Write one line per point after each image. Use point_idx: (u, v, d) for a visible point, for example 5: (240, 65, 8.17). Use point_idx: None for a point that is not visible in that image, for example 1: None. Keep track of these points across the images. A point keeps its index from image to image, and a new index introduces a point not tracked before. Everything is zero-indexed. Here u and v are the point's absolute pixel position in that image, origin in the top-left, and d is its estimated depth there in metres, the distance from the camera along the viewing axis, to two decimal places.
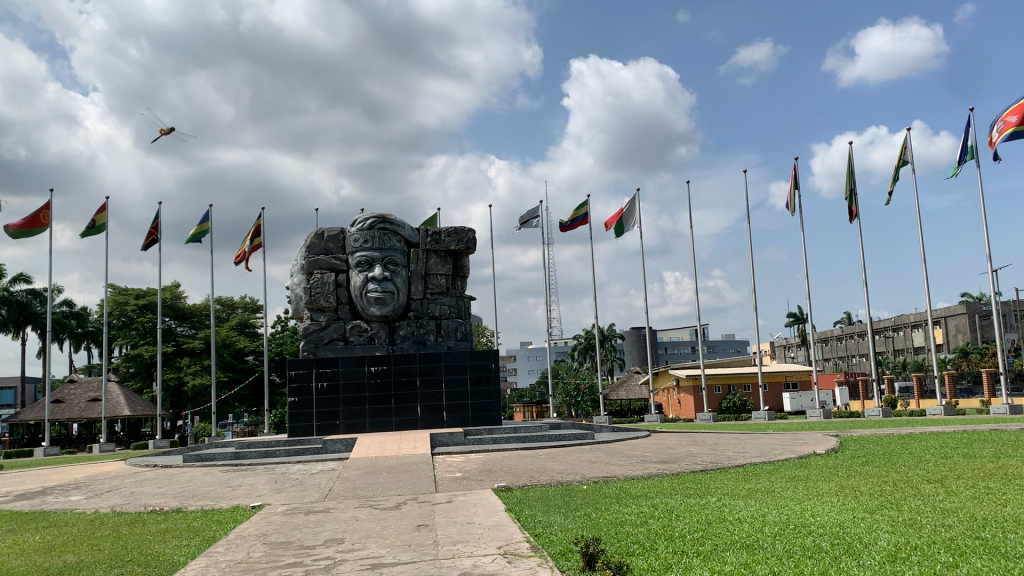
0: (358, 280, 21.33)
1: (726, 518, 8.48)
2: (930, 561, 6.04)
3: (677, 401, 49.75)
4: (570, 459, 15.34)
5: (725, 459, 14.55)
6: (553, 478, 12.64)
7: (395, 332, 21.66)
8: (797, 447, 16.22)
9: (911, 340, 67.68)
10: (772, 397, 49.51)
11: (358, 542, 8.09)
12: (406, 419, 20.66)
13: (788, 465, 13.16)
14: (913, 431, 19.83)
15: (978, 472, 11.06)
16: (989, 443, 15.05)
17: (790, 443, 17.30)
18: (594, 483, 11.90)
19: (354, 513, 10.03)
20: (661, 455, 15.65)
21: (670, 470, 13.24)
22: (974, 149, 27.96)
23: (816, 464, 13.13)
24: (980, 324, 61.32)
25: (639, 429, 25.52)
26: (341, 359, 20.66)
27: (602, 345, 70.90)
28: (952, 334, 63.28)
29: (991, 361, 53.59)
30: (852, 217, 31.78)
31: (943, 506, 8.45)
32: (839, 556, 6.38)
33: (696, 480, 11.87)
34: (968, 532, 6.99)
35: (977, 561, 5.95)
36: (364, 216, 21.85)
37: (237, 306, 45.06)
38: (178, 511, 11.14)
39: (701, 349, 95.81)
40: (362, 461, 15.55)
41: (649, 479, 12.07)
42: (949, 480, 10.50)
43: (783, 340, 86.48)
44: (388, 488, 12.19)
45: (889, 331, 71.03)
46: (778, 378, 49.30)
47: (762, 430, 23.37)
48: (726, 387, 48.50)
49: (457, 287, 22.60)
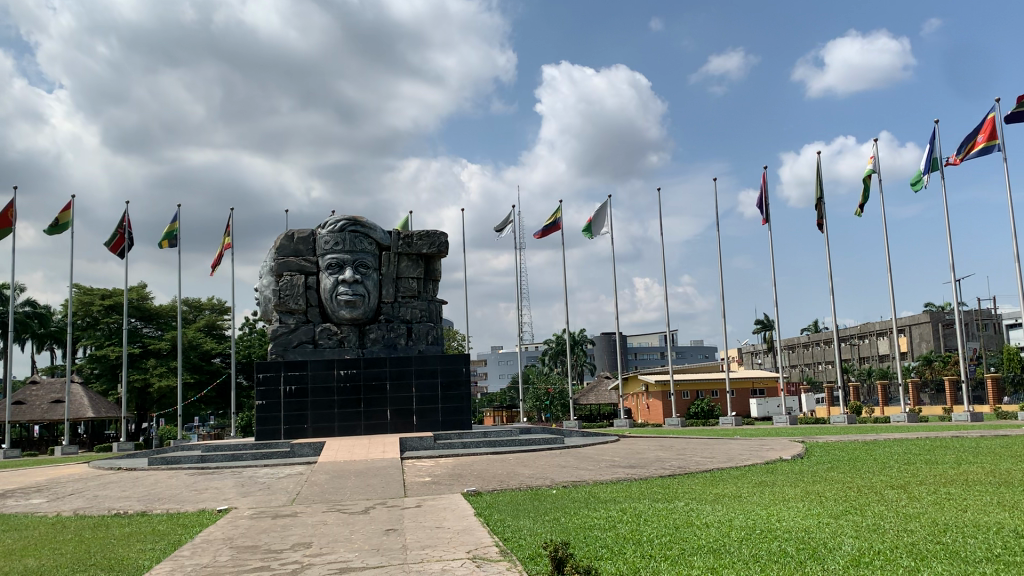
0: (328, 283, 21.23)
1: (693, 523, 8.54)
2: (891, 566, 6.13)
3: (645, 406, 50.06)
4: (539, 463, 15.38)
5: (693, 465, 14.66)
6: (523, 483, 12.64)
7: (365, 335, 21.57)
8: (763, 453, 16.42)
9: (876, 348, 68.70)
10: (739, 403, 49.96)
11: (326, 546, 8.06)
12: (375, 424, 20.57)
13: (754, 470, 13.31)
14: (877, 438, 20.07)
15: (940, 478, 11.28)
16: (951, 450, 15.31)
17: (756, 449, 17.47)
18: (563, 488, 11.95)
19: (322, 517, 9.96)
20: (629, 459, 15.74)
21: (639, 475, 13.31)
22: (939, 159, 28.48)
23: (782, 469, 13.31)
24: (943, 333, 62.36)
25: (607, 433, 25.63)
26: (310, 363, 20.52)
27: (572, 350, 71.15)
28: (917, 342, 64.24)
29: (954, 369, 54.54)
30: (822, 227, 32.21)
31: (905, 512, 8.60)
32: (803, 561, 6.46)
33: (664, 484, 11.95)
34: (930, 537, 7.12)
35: (938, 565, 6.06)
36: (335, 219, 21.74)
37: (204, 308, 44.57)
38: (143, 515, 11.00)
39: (670, 355, 96.51)
40: (330, 465, 15.45)
41: (618, 484, 12.12)
42: (911, 485, 10.69)
43: (750, 347, 87.37)
44: (356, 492, 12.12)
45: (854, 339, 72.01)
46: (746, 384, 49.79)
47: (729, 435, 23.59)
48: (695, 392, 48.85)
49: (428, 290, 22.54)
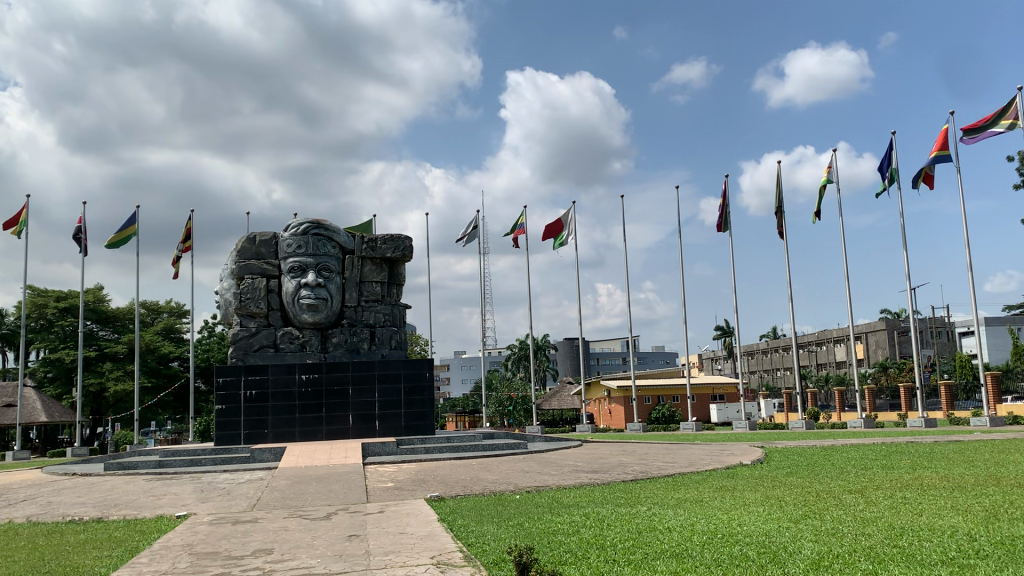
0: (290, 286, 21.05)
1: (655, 527, 8.61)
2: (850, 569, 6.23)
3: (608, 411, 50.34)
4: (502, 468, 15.38)
5: (655, 469, 14.77)
6: (487, 488, 12.62)
7: (328, 339, 21.40)
8: (722, 458, 16.60)
9: (833, 355, 69.82)
10: (699, 408, 50.47)
11: (287, 552, 7.97)
12: (336, 429, 20.41)
13: (715, 475, 13.46)
14: (833, 443, 20.40)
15: (895, 483, 11.50)
16: (906, 455, 15.61)
17: (717, 454, 17.64)
18: (527, 493, 11.95)
19: (283, 523, 9.86)
20: (592, 464, 15.81)
21: (602, 480, 13.37)
22: (896, 170, 29.05)
23: (742, 474, 13.46)
24: (899, 340, 63.59)
25: (570, 438, 25.68)
26: (271, 367, 20.31)
27: (536, 355, 71.30)
28: (873, 349, 65.42)
29: (908, 376, 55.66)
30: (782, 234, 32.71)
31: (862, 516, 8.75)
32: (765, 565, 6.54)
33: (627, 489, 12.01)
34: (887, 541, 7.24)
35: (894, 569, 6.17)
36: (298, 221, 21.57)
37: (162, 311, 43.85)
38: (99, 521, 10.78)
39: (633, 360, 97.14)
40: (290, 470, 15.29)
41: (581, 489, 12.16)
42: (868, 490, 10.88)
43: (711, 353, 88.28)
44: (318, 497, 12.01)
45: (812, 346, 73.12)
46: (706, 390, 50.34)
47: (691, 441, 23.80)
48: (657, 397, 49.25)
49: (392, 295, 22.46)
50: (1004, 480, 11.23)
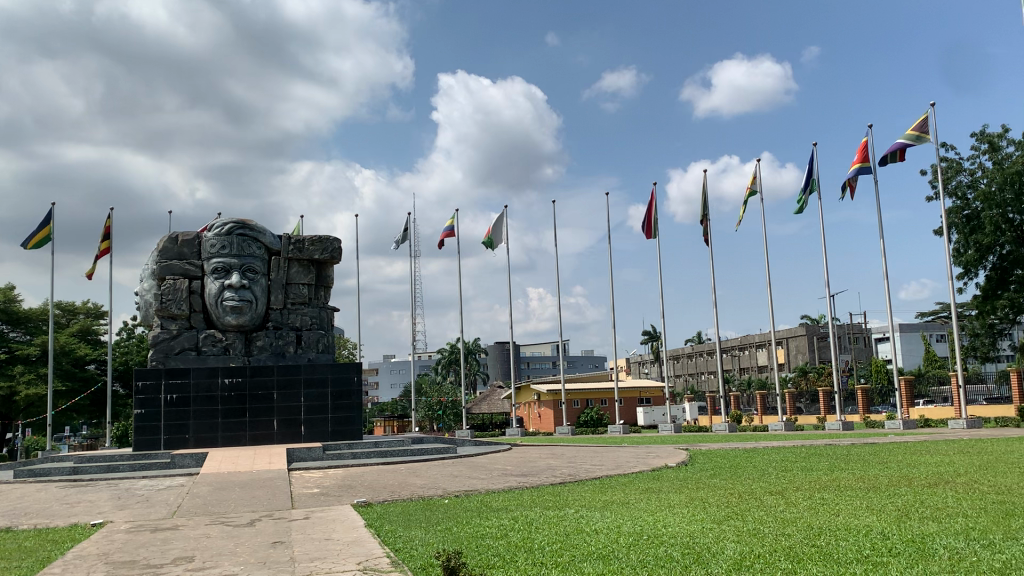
0: (213, 288, 20.56)
1: (583, 530, 8.67)
2: (771, 569, 6.39)
3: (537, 415, 50.57)
4: (431, 473, 15.30)
5: (582, 472, 14.90)
6: (415, 493, 12.54)
7: (252, 343, 20.97)
8: (649, 460, 16.86)
9: (756, 359, 71.57)
10: (627, 412, 51.11)
11: (209, 560, 7.77)
12: (260, 434, 20.01)
13: (641, 477, 13.65)
14: (755, 446, 20.90)
15: (814, 484, 11.85)
16: (823, 457, 16.10)
17: (643, 456, 17.89)
18: (455, 498, 11.91)
19: (205, 530, 9.61)
20: (521, 468, 15.86)
21: (530, 483, 13.41)
22: (817, 181, 29.96)
23: (667, 476, 13.68)
24: (817, 345, 65.58)
25: (499, 442, 25.71)
26: (193, 370, 19.78)
27: (465, 359, 71.17)
28: (793, 354, 67.31)
29: (826, 380, 57.46)
30: (708, 241, 33.42)
31: (782, 516, 8.99)
32: (689, 565, 6.66)
33: (554, 492, 12.08)
34: (806, 541, 7.44)
35: (813, 568, 6.35)
36: (222, 221, 21.09)
37: (78, 312, 42.33)
38: (8, 531, 10.32)
39: (562, 364, 97.86)
40: (212, 476, 14.92)
41: (509, 492, 12.18)
42: (788, 491, 11.19)
43: (638, 357, 89.53)
44: (241, 504, 11.74)
45: (735, 350, 74.80)
46: (633, 394, 51.02)
47: (618, 444, 24.09)
48: (585, 401, 49.68)
49: (320, 297, 22.14)
50: (915, 481, 11.66)
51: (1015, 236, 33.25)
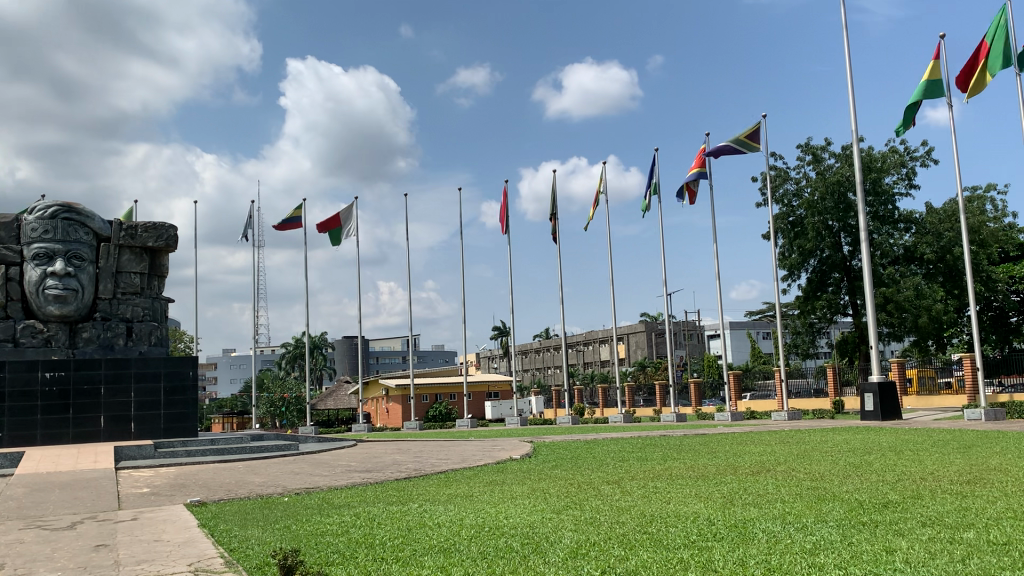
0: (33, 275, 19.09)
1: (425, 524, 8.69)
2: (604, 555, 6.64)
3: (384, 410, 50.17)
4: (271, 470, 14.86)
5: (427, 467, 14.91)
6: (253, 491, 12.14)
7: (77, 334, 19.64)
8: (493, 453, 17.08)
9: (599, 354, 73.94)
10: (474, 406, 51.55)
11: (21, 567, 7.21)
12: (85, 432, 18.78)
13: (485, 470, 13.80)
14: (596, 437, 21.59)
15: (648, 474, 12.39)
16: (659, 447, 16.84)
17: (488, 450, 18.09)
18: (296, 495, 11.62)
19: (19, 535, 8.92)
20: (365, 463, 15.68)
21: (374, 479, 13.28)
22: (659, 184, 31.27)
23: (511, 469, 13.90)
24: (656, 341, 68.57)
25: (345, 438, 25.30)
26: (8, 363, 18.29)
27: (311, 354, 69.59)
28: (633, 349, 70.07)
29: (663, 374, 60.20)
30: (556, 238, 34.24)
31: (617, 505, 9.35)
32: (526, 555, 6.81)
33: (398, 487, 12.01)
34: (638, 528, 7.77)
35: (644, 553, 6.64)
36: (45, 203, 19.61)
37: None
38: None
39: (410, 359, 97.49)
40: (29, 478, 13.88)
41: (352, 489, 12.01)
42: (624, 481, 11.65)
43: (486, 352, 90.45)
44: (61, 506, 10.97)
45: (580, 345, 77.01)
46: (481, 388, 51.51)
47: (465, 438, 24.29)
48: (433, 396, 49.69)
49: (153, 287, 21.01)
50: (741, 469, 12.43)
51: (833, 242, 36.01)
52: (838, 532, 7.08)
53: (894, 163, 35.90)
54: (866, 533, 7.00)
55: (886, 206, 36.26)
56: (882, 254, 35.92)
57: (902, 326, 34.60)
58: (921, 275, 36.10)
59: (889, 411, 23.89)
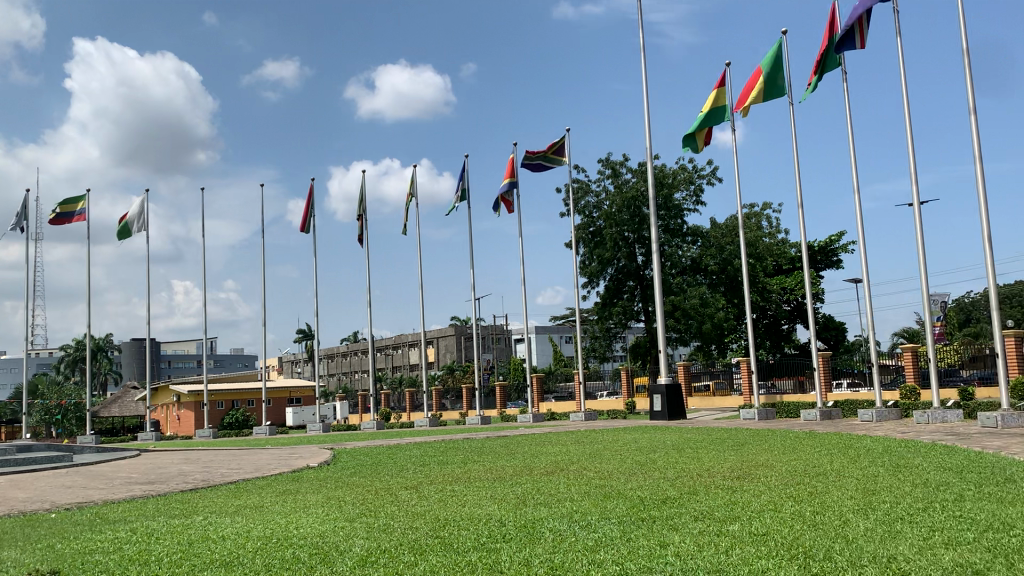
0: None
1: (209, 537, 8.25)
2: (394, 561, 6.58)
3: (176, 418, 47.36)
4: (39, 485, 13.61)
5: (217, 477, 14.19)
6: (15, 509, 11.04)
7: None
8: (290, 461, 16.54)
9: (407, 358, 73.77)
10: (275, 412, 49.82)
11: None
12: None
13: (279, 479, 13.34)
14: (398, 443, 21.47)
15: (446, 477, 12.46)
16: (459, 451, 17.00)
17: (285, 458, 17.50)
18: (64, 511, 10.68)
19: None
20: (148, 475, 14.70)
21: (157, 491, 12.48)
22: (466, 190, 31.65)
23: (307, 477, 13.52)
24: (464, 345, 69.42)
25: (128, 449, 23.64)
26: None
27: (95, 357, 64.58)
28: (442, 353, 70.54)
29: (470, 378, 61.02)
30: (361, 240, 33.87)
31: (412, 510, 9.32)
32: (314, 565, 6.63)
33: (183, 500, 11.34)
34: (431, 532, 7.77)
35: (434, 558, 6.64)
36: None
37: None
38: None
39: (208, 364, 92.86)
40: None
41: (131, 503, 11.20)
42: (421, 486, 11.65)
43: (291, 356, 87.82)
44: None
45: (388, 349, 76.51)
46: (282, 394, 49.87)
47: (261, 446, 23.40)
48: (231, 402, 47.50)
49: None
50: (536, 470, 12.76)
51: (628, 251, 37.96)
52: (619, 528, 7.42)
53: (683, 179, 38.39)
54: (645, 529, 7.39)
55: (677, 219, 38.65)
56: (672, 265, 37.89)
57: (688, 331, 36.92)
58: (705, 285, 38.82)
59: (676, 411, 25.41)
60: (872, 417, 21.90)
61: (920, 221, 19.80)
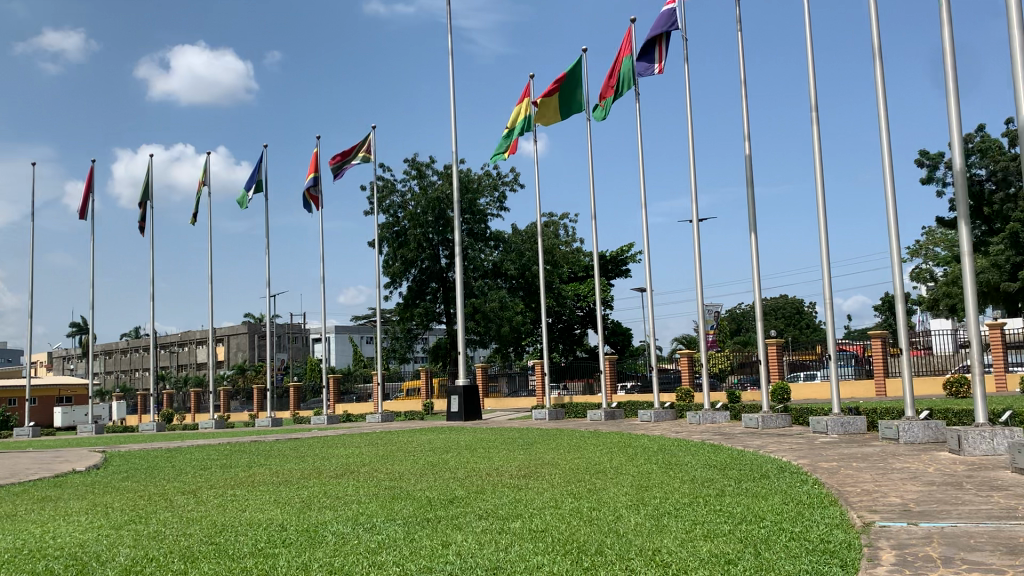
0: None
1: None
2: (160, 571, 6.21)
3: None
4: None
5: None
6: None
7: None
8: (54, 466, 15.20)
9: (194, 356, 70.15)
10: (40, 413, 45.64)
11: None
12: None
13: (40, 485, 12.20)
14: (179, 445, 20.33)
15: (228, 481, 11.92)
16: (247, 454, 16.34)
17: (48, 462, 16.06)
18: None
19: None
20: None
21: None
22: (262, 182, 30.50)
23: (72, 482, 12.46)
24: (258, 343, 67.09)
25: None
26: None
27: None
28: (233, 352, 67.75)
29: (262, 378, 58.95)
30: (145, 228, 31.74)
31: (187, 516, 8.83)
32: None
33: None
34: (206, 539, 7.40)
35: (204, 565, 6.33)
36: None
37: None
38: None
39: None
40: None
41: None
42: (200, 490, 11.06)
43: (60, 352, 80.85)
44: None
45: (174, 346, 72.38)
46: (50, 392, 45.78)
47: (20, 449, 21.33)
48: None
49: None
50: (324, 472, 12.50)
51: (431, 253, 38.18)
52: (403, 529, 7.41)
53: (488, 185, 39.12)
54: (428, 529, 7.43)
55: (480, 224, 39.31)
56: (474, 268, 38.55)
57: (487, 334, 37.70)
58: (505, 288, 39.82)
59: (471, 412, 25.83)
60: (651, 418, 23.34)
61: (699, 237, 21.32)
